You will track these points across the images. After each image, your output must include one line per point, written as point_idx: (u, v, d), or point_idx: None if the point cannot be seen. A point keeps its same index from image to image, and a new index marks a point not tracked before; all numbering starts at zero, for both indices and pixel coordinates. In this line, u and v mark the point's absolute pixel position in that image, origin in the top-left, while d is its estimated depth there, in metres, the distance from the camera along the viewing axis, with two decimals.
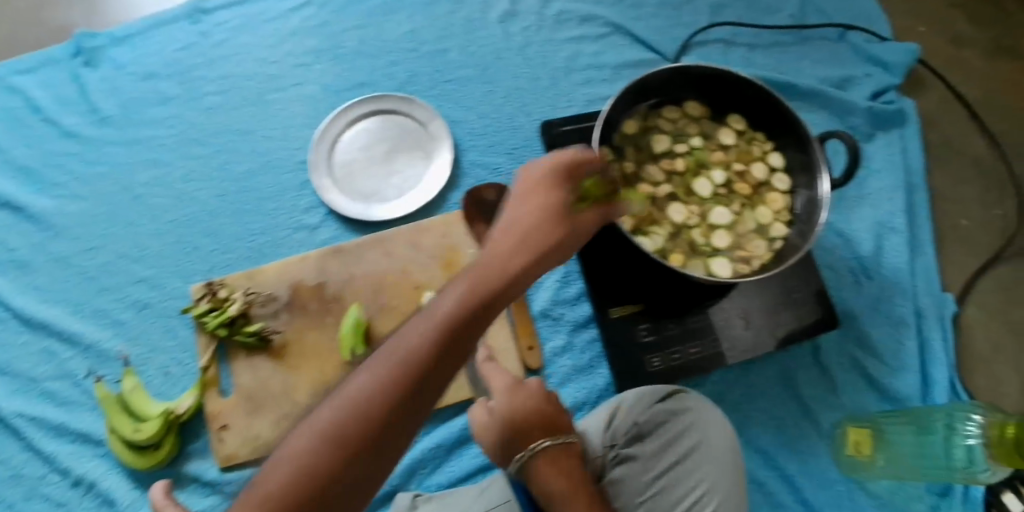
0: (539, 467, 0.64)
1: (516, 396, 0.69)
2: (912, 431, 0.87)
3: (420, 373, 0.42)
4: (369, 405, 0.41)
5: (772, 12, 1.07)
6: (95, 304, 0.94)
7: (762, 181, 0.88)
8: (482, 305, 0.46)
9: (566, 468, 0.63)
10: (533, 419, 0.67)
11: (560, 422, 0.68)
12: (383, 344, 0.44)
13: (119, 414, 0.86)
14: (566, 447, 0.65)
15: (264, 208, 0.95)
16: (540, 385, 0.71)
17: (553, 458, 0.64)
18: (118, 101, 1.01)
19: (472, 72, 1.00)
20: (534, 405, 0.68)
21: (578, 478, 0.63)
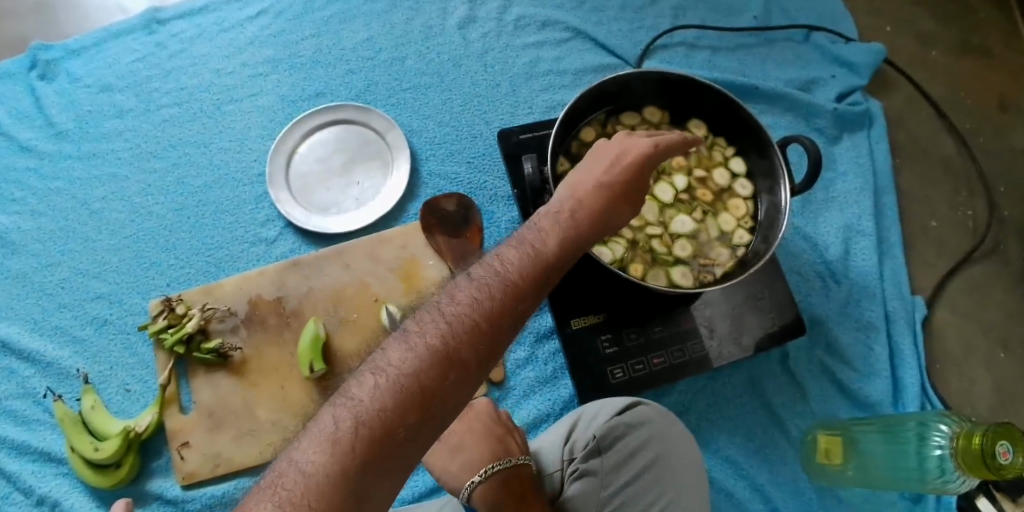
0: (489, 490, 0.65)
1: (467, 421, 0.73)
2: (882, 439, 0.86)
3: (457, 373, 0.43)
4: (391, 411, 0.40)
5: (732, 13, 1.06)
6: (53, 321, 0.93)
7: (724, 187, 0.88)
8: (498, 318, 0.47)
9: (516, 487, 0.64)
10: (483, 442, 0.70)
11: (511, 444, 0.70)
12: (422, 335, 0.44)
13: (79, 434, 0.85)
14: (518, 467, 0.66)
15: (222, 221, 0.93)
16: (491, 409, 0.74)
17: (503, 479, 0.65)
18: (73, 115, 1.01)
19: (430, 79, 0.98)
20: (483, 430, 0.72)
21: (529, 496, 0.64)
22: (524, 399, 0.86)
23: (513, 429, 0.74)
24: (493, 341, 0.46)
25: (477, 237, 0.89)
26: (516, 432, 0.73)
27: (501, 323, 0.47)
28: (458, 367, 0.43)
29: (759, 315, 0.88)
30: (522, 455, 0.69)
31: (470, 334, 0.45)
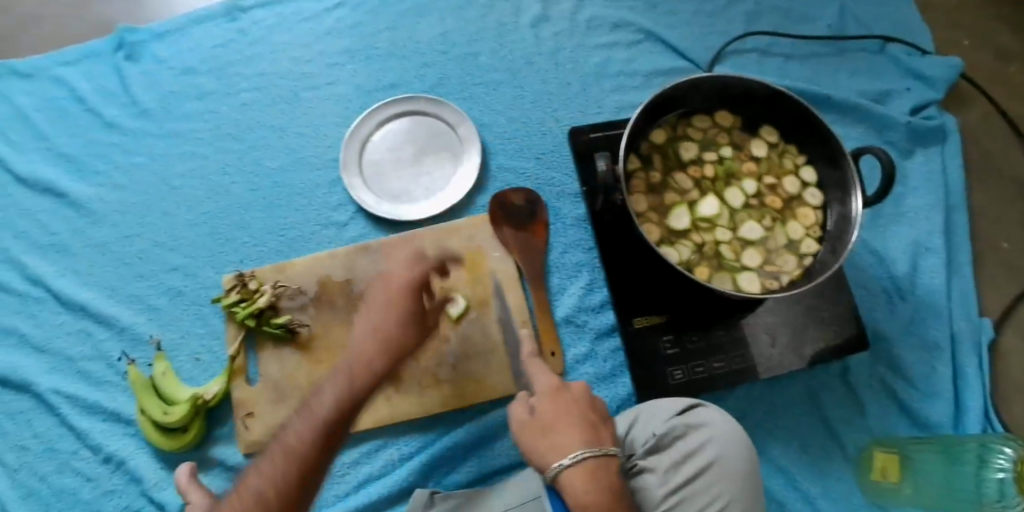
0: (575, 479, 0.62)
1: (565, 402, 0.68)
2: (941, 459, 0.87)
3: (303, 472, 0.58)
4: (307, 439, 0.59)
5: (807, 21, 1.06)
6: (130, 290, 0.98)
7: (793, 195, 0.87)
8: (306, 464, 0.58)
9: (603, 483, 0.62)
10: (576, 427, 0.65)
11: (603, 432, 0.66)
12: (281, 437, 0.60)
13: (151, 398, 0.89)
14: (608, 460, 0.63)
15: (295, 203, 0.96)
16: (588, 392, 0.70)
17: (590, 470, 0.62)
18: (156, 95, 1.05)
19: (501, 75, 1.00)
20: (580, 412, 0.67)
21: (617, 495, 0.61)
22: None
23: (604, 414, 0.69)
24: (321, 457, 0.59)
25: (541, 232, 0.91)
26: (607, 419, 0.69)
27: (316, 468, 0.59)
28: (301, 455, 0.58)
29: (824, 326, 0.87)
30: (613, 446, 0.65)
31: (297, 460, 0.58)
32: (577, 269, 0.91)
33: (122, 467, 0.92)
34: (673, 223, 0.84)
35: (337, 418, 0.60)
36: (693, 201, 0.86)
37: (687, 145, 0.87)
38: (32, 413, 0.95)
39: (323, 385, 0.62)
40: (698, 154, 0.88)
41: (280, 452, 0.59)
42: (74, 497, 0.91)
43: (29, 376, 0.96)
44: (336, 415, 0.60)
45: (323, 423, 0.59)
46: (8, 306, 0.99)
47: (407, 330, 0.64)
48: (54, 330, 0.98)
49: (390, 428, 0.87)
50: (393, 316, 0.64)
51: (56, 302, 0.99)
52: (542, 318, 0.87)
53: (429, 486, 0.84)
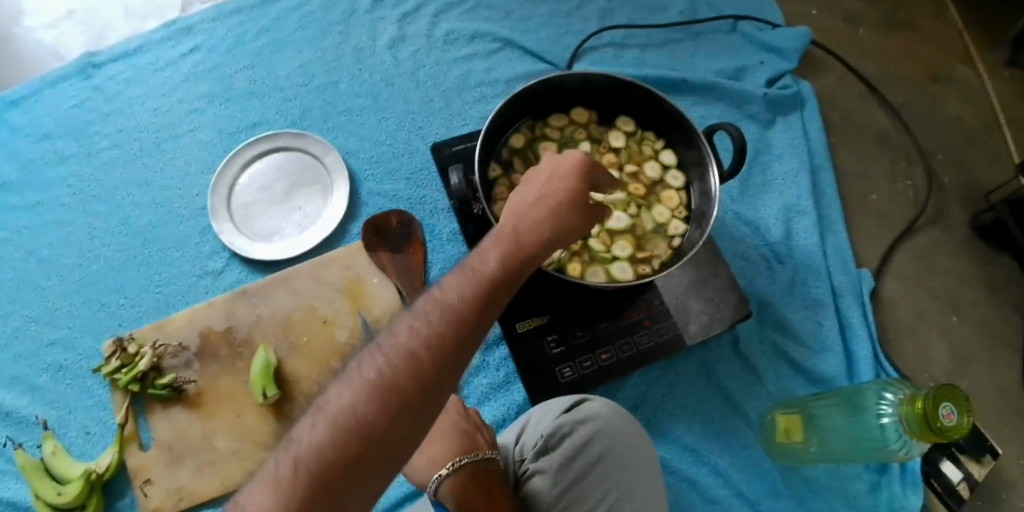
0: (457, 484, 0.67)
1: (445, 420, 0.73)
2: (841, 412, 0.87)
3: (405, 399, 0.45)
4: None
5: (659, 10, 1.08)
6: (9, 371, 0.93)
7: (657, 180, 0.89)
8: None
9: (483, 482, 0.67)
10: (456, 437, 0.71)
11: (481, 439, 0.72)
12: (306, 416, 0.44)
13: (41, 479, 0.86)
14: (487, 461, 0.69)
15: (168, 258, 0.93)
16: (465, 408, 0.77)
17: (470, 472, 0.68)
18: (16, 165, 1.01)
19: (364, 101, 0.99)
20: (457, 426, 0.73)
21: (496, 491, 0.67)
22: (480, 406, 0.87)
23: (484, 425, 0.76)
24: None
25: (419, 252, 0.90)
26: (485, 428, 0.76)
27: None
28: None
29: (701, 305, 0.89)
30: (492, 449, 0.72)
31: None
32: None
33: None
34: None
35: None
36: None
37: (545, 145, 0.88)
38: None
39: (400, 315, 0.50)
40: (556, 153, 0.88)
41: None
42: None
43: None
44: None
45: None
46: None
47: (531, 243, 0.57)
48: None
49: None
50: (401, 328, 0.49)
51: None
52: None
53: None
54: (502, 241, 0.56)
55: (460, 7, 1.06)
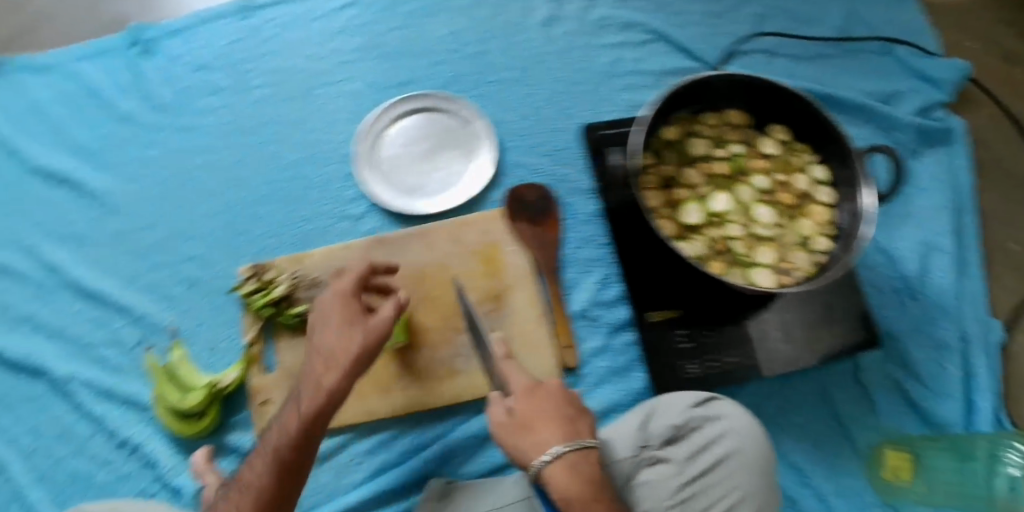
0: (558, 473, 0.64)
1: (544, 400, 0.69)
2: (949, 457, 0.91)
3: None
4: (268, 469, 0.67)
5: (812, 23, 1.03)
6: (148, 279, 0.98)
7: (806, 192, 0.87)
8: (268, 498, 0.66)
9: (583, 473, 0.65)
10: (557, 424, 0.67)
11: (583, 426, 0.69)
12: None
13: (166, 382, 0.91)
14: (589, 451, 0.66)
15: (310, 196, 0.96)
16: (563, 387, 0.72)
17: (571, 463, 0.65)
18: (172, 89, 1.03)
19: (515, 74, 0.98)
20: (559, 409, 0.69)
21: (597, 483, 0.64)
22: (597, 387, 0.88)
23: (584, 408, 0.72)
24: (285, 490, 0.67)
25: (555, 227, 0.91)
26: (585, 411, 0.72)
27: (280, 491, 0.66)
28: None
29: (831, 326, 0.87)
30: (593, 437, 0.68)
31: (259, 493, 0.66)
32: (590, 265, 0.91)
33: (136, 453, 0.94)
34: (684, 218, 0.84)
35: (287, 454, 0.67)
36: (704, 197, 0.86)
37: (698, 141, 0.88)
38: (46, 398, 0.98)
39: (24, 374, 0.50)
40: (709, 150, 0.88)
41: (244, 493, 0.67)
42: (88, 479, 0.94)
43: (46, 361, 0.97)
44: (288, 440, 0.67)
45: (278, 447, 0.67)
46: (26, 294, 1.00)
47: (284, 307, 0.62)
48: (69, 316, 0.99)
49: (408, 417, 0.89)
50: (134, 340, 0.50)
51: (74, 291, 1.00)
52: (557, 312, 0.88)
53: (445, 473, 0.86)
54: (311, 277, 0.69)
55: None
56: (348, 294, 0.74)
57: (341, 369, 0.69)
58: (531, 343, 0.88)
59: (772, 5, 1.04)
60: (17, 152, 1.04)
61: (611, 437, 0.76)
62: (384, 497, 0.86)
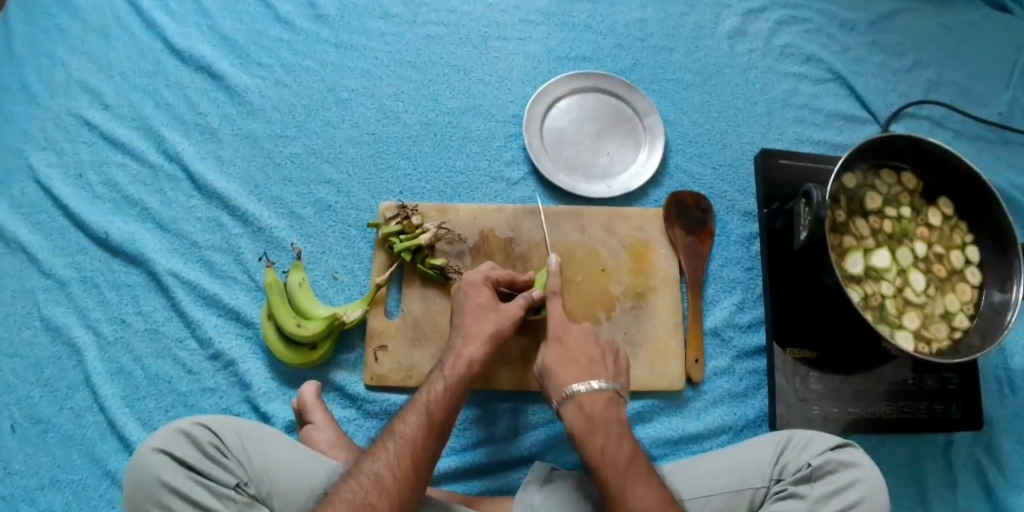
0: (568, 410, 0.73)
1: (570, 349, 0.77)
2: None
3: None
4: (418, 425, 0.70)
5: (979, 104, 1.08)
6: (274, 191, 0.94)
7: (957, 269, 0.89)
8: (420, 451, 0.68)
9: (587, 410, 0.72)
10: (579, 369, 0.75)
11: (599, 368, 0.76)
12: None
13: (282, 305, 0.85)
14: (597, 394, 0.73)
15: (467, 148, 0.96)
16: (593, 337, 0.79)
17: (580, 402, 0.73)
18: (339, 3, 1.02)
19: (692, 78, 1.02)
20: (582, 354, 0.77)
21: (598, 421, 0.71)
22: (712, 406, 0.88)
23: (612, 356, 0.78)
24: (431, 447, 0.69)
25: (707, 241, 0.92)
26: (611, 360, 0.78)
27: (429, 448, 0.69)
28: (416, 475, 0.67)
29: (940, 400, 0.89)
30: (609, 381, 0.75)
31: (410, 442, 0.68)
32: (732, 286, 0.92)
33: (229, 369, 0.87)
34: (848, 266, 0.85)
35: (440, 415, 0.71)
36: (868, 249, 0.87)
37: (873, 195, 0.89)
38: (139, 289, 0.90)
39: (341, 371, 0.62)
40: (880, 206, 0.89)
41: (390, 440, 0.69)
42: (169, 386, 0.86)
43: (146, 250, 0.90)
44: (438, 400, 0.72)
45: (426, 408, 0.71)
46: (137, 174, 0.94)
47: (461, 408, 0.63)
48: (181, 210, 0.93)
49: (522, 394, 0.88)
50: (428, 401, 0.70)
51: (190, 184, 0.94)
52: (693, 326, 0.89)
53: (547, 459, 0.85)
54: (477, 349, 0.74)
55: (801, 26, 1.07)
56: (480, 279, 0.81)
57: (481, 341, 0.76)
58: (664, 349, 0.88)
59: (943, 74, 1.09)
60: (157, 24, 1.00)
61: (737, 462, 0.77)
62: (482, 469, 0.84)
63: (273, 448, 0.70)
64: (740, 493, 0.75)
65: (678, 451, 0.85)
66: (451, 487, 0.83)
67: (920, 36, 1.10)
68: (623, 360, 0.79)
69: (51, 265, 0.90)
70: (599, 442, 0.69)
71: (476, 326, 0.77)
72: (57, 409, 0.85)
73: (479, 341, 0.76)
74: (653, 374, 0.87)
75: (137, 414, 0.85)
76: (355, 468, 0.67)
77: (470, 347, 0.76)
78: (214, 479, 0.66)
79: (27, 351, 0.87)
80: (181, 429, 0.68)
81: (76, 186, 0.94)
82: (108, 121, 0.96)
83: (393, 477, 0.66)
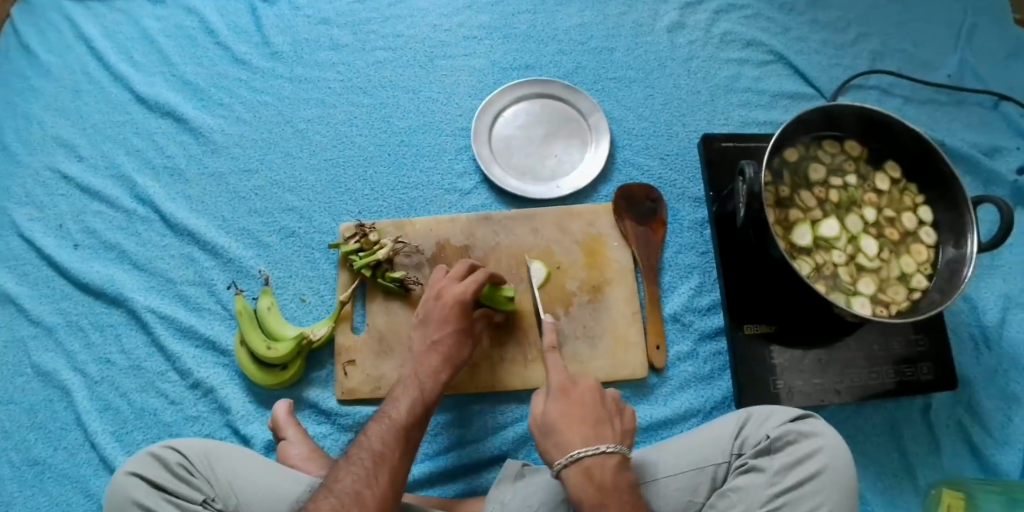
0: (573, 476, 0.67)
1: (575, 403, 0.72)
2: (1003, 501, 0.84)
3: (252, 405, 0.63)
4: (394, 442, 0.72)
5: (927, 68, 1.08)
6: (241, 223, 0.98)
7: (911, 231, 0.89)
8: (396, 468, 0.70)
9: (596, 479, 0.67)
10: (584, 428, 0.70)
11: (605, 431, 0.70)
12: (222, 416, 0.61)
13: (252, 329, 0.89)
14: (605, 459, 0.67)
15: (420, 164, 0.99)
16: (597, 391, 0.74)
17: (587, 469, 0.67)
18: (290, 40, 1.07)
19: (634, 74, 1.05)
20: (584, 412, 0.71)
21: (608, 489, 0.66)
22: (678, 391, 0.89)
23: (617, 414, 0.73)
24: (404, 464, 0.71)
25: (659, 229, 0.94)
26: (617, 417, 0.73)
27: (402, 464, 0.71)
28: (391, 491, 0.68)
29: (908, 364, 0.88)
30: (616, 443, 0.69)
31: (386, 460, 0.70)
32: (689, 271, 0.94)
33: (209, 396, 0.91)
34: (796, 239, 0.86)
35: (412, 429, 0.74)
36: (816, 220, 0.88)
37: (816, 166, 0.90)
38: (121, 328, 0.95)
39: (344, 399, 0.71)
40: (825, 177, 0.90)
41: (367, 459, 0.70)
42: (154, 417, 0.90)
43: (126, 290, 0.95)
44: (412, 419, 0.74)
45: (401, 426, 0.73)
46: (113, 220, 1.00)
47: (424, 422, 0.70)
48: (156, 249, 0.98)
49: (490, 395, 0.90)
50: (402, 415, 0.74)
51: (163, 224, 0.99)
52: (651, 313, 0.90)
53: (519, 456, 0.87)
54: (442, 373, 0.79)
55: (740, 12, 1.10)
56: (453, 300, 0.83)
57: (451, 366, 0.81)
58: (625, 339, 0.89)
59: (887, 43, 1.10)
60: (123, 78, 1.06)
61: (698, 443, 0.78)
62: (456, 470, 0.86)
63: (240, 463, 0.74)
64: (702, 470, 0.76)
65: (647, 438, 0.86)
66: (428, 492, 0.85)
67: (860, 9, 1.12)
68: (627, 417, 0.74)
69: (38, 313, 0.95)
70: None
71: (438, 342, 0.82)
72: (52, 449, 0.89)
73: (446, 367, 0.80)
74: (615, 364, 0.88)
75: (125, 446, 0.89)
76: (332, 483, 0.68)
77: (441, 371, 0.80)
78: (182, 496, 0.70)
79: (21, 397, 0.92)
80: (152, 452, 0.72)
81: (58, 238, 0.99)
82: (84, 174, 1.02)
83: (372, 495, 0.67)
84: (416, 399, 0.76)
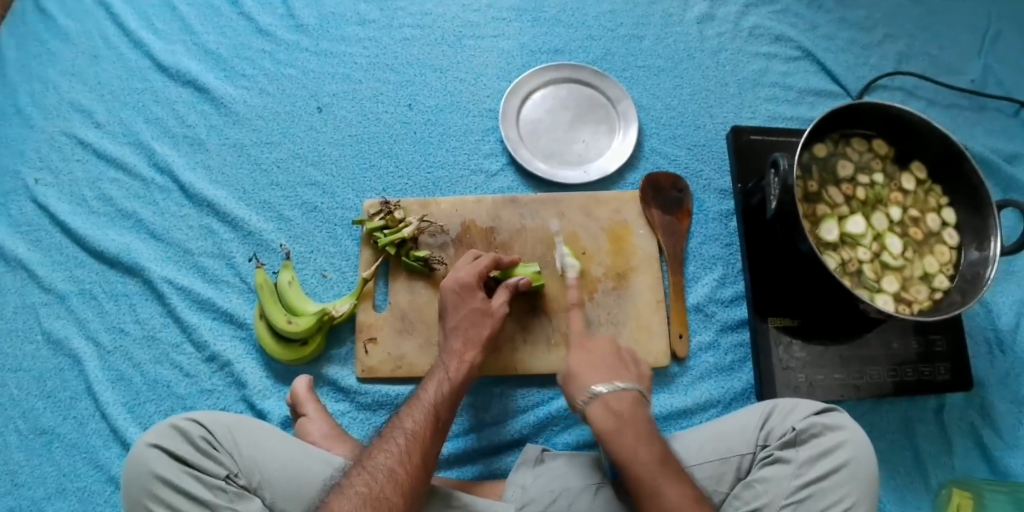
0: (596, 412, 0.73)
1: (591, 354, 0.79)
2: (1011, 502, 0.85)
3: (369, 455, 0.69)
4: (424, 421, 0.72)
5: (952, 72, 1.09)
6: (262, 196, 0.97)
7: (934, 232, 0.89)
8: (427, 447, 0.70)
9: (613, 409, 0.73)
10: (603, 371, 0.77)
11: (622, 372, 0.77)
12: (352, 472, 0.67)
13: (273, 303, 0.87)
14: (622, 394, 0.74)
15: (447, 144, 0.99)
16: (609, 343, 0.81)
17: (606, 402, 0.74)
18: (316, 14, 1.06)
19: (664, 63, 1.04)
20: (605, 361, 0.78)
21: (624, 419, 0.72)
22: (699, 381, 0.89)
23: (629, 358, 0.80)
24: (436, 444, 0.72)
25: (685, 220, 0.94)
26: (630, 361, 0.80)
27: (434, 443, 0.71)
28: (425, 467, 0.69)
29: (926, 363, 0.88)
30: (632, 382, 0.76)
31: (417, 439, 0.70)
32: (712, 262, 0.94)
33: (225, 370, 0.89)
34: (823, 234, 0.86)
35: (440, 408, 0.74)
36: (842, 217, 0.88)
37: (844, 163, 0.90)
38: (136, 298, 0.93)
39: (415, 395, 0.76)
40: (852, 173, 0.90)
41: (401, 437, 0.70)
42: (168, 389, 0.89)
43: (142, 260, 0.93)
44: (442, 399, 0.75)
45: (431, 406, 0.74)
46: (130, 188, 0.98)
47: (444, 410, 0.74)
48: (174, 220, 0.96)
49: (511, 378, 0.89)
50: (428, 392, 0.75)
51: (181, 194, 0.97)
52: (675, 302, 0.90)
53: (539, 441, 0.86)
54: (465, 357, 0.79)
55: (770, 7, 1.09)
56: (474, 279, 0.82)
57: (479, 345, 0.80)
58: (649, 325, 0.89)
59: (914, 45, 1.10)
60: (143, 45, 1.04)
61: (723, 433, 0.78)
62: (474, 452, 0.85)
63: (263, 439, 0.73)
64: (726, 460, 0.76)
65: (667, 427, 0.86)
66: (446, 473, 0.85)
67: (887, 10, 1.12)
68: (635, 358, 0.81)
69: (51, 281, 0.93)
70: (630, 439, 0.70)
71: (455, 325, 0.81)
72: (61, 419, 0.87)
73: (467, 350, 0.79)
74: (638, 352, 0.88)
75: (137, 418, 0.87)
76: (366, 461, 0.68)
77: (465, 353, 0.79)
78: (203, 469, 0.69)
79: (30, 365, 0.90)
80: (174, 424, 0.71)
81: (73, 205, 0.97)
82: (102, 140, 1.00)
83: (405, 473, 0.67)
84: (445, 376, 0.77)
